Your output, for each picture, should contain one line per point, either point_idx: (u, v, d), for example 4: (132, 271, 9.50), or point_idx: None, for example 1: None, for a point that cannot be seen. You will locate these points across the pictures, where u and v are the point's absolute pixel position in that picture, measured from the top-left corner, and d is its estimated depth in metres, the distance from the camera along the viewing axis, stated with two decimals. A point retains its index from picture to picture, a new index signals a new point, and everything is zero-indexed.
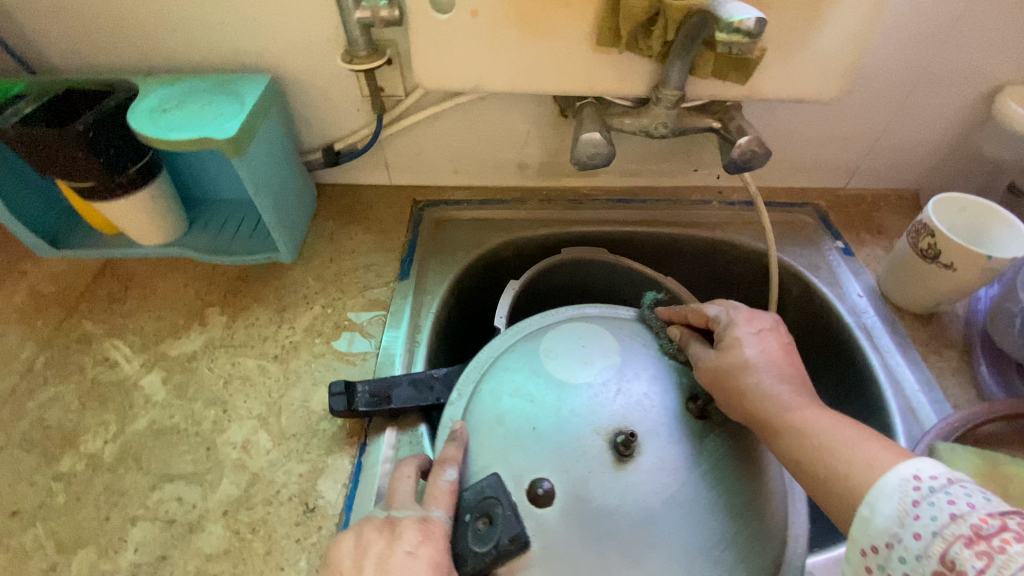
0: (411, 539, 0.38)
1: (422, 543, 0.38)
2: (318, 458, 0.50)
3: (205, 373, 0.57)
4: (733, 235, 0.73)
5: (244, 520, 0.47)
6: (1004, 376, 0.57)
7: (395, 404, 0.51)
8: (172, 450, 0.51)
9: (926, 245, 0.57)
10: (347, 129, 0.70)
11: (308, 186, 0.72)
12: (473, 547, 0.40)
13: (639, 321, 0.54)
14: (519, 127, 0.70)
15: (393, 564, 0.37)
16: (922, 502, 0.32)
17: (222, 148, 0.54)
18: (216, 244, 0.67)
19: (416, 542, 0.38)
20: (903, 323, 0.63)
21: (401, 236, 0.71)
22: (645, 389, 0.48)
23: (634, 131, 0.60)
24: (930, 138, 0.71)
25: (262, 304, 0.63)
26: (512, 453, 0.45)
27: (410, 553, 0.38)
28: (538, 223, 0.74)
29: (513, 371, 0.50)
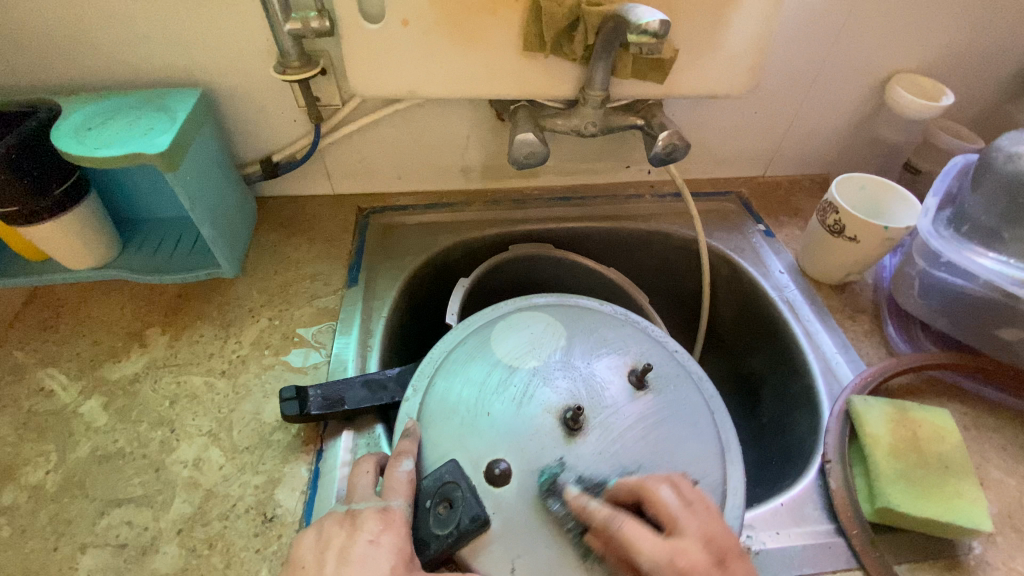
0: (372, 528, 0.40)
1: (385, 531, 0.40)
2: (274, 467, 0.50)
3: (148, 394, 0.55)
4: (667, 225, 0.77)
5: (200, 536, 0.46)
6: (910, 333, 0.63)
7: (349, 405, 0.52)
8: (119, 474, 0.50)
9: (832, 221, 0.63)
10: (286, 140, 0.70)
11: (249, 200, 0.72)
12: (434, 531, 0.41)
13: (582, 307, 0.59)
14: (458, 131, 0.72)
15: (354, 555, 0.39)
16: None
17: (155, 163, 0.53)
18: (153, 263, 0.66)
19: (379, 531, 0.40)
20: (821, 294, 0.69)
21: (347, 244, 0.72)
22: (591, 369, 0.52)
23: (565, 131, 0.63)
24: (833, 125, 0.78)
25: (206, 320, 0.62)
26: (469, 438, 0.47)
27: (371, 541, 0.39)
28: (483, 224, 0.76)
29: (465, 363, 0.53)
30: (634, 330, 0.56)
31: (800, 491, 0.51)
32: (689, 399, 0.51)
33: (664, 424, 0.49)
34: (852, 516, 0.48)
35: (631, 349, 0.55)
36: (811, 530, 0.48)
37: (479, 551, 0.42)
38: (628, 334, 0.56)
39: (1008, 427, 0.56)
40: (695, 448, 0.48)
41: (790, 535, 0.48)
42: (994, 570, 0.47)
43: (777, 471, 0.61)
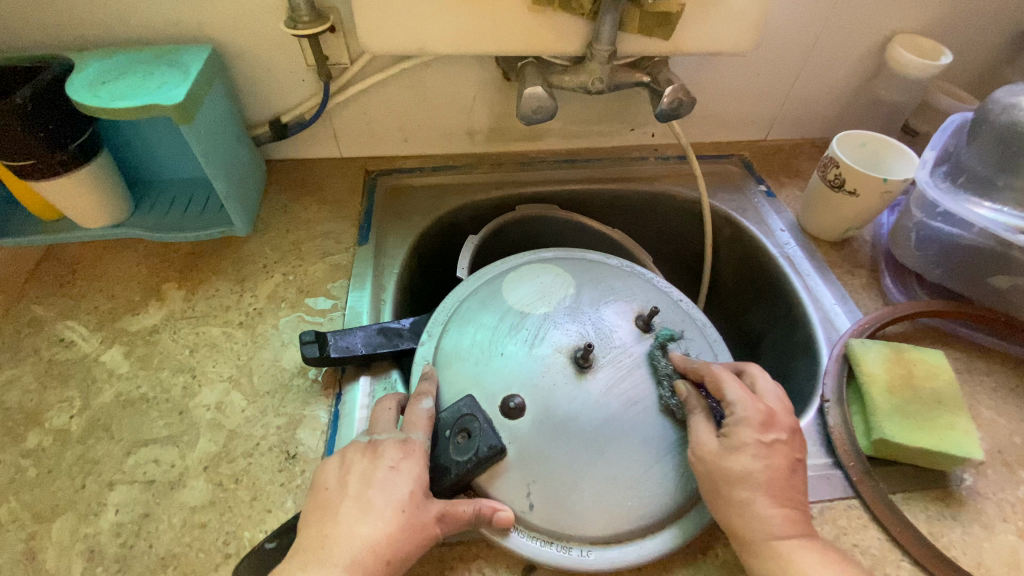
0: (392, 455, 0.41)
1: (404, 459, 0.41)
2: (295, 410, 0.52)
3: (168, 344, 0.57)
4: (671, 186, 0.79)
5: (226, 472, 0.48)
6: (905, 285, 0.66)
7: (363, 351, 0.53)
8: (144, 417, 0.51)
9: (833, 176, 0.65)
10: (294, 101, 0.70)
11: (259, 161, 0.72)
12: (454, 457, 0.43)
13: (589, 260, 0.61)
14: (465, 91, 0.73)
15: (377, 478, 0.40)
16: None
17: (170, 114, 0.54)
18: (167, 221, 0.67)
19: (399, 458, 0.41)
20: (821, 250, 0.70)
21: (356, 204, 0.73)
22: (599, 314, 0.54)
23: (573, 87, 0.63)
24: (834, 87, 0.79)
25: (221, 276, 0.63)
26: (484, 377, 0.50)
27: (392, 467, 0.41)
28: (490, 185, 0.77)
29: (477, 311, 0.55)
30: (639, 281, 0.59)
31: (800, 429, 0.53)
32: (692, 341, 0.54)
33: (670, 362, 0.51)
34: (848, 449, 0.51)
35: (636, 297, 0.57)
36: (811, 464, 0.51)
37: (496, 477, 0.44)
38: (635, 284, 0.58)
39: (999, 371, 0.59)
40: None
41: None
42: (983, 500, 0.50)
43: None
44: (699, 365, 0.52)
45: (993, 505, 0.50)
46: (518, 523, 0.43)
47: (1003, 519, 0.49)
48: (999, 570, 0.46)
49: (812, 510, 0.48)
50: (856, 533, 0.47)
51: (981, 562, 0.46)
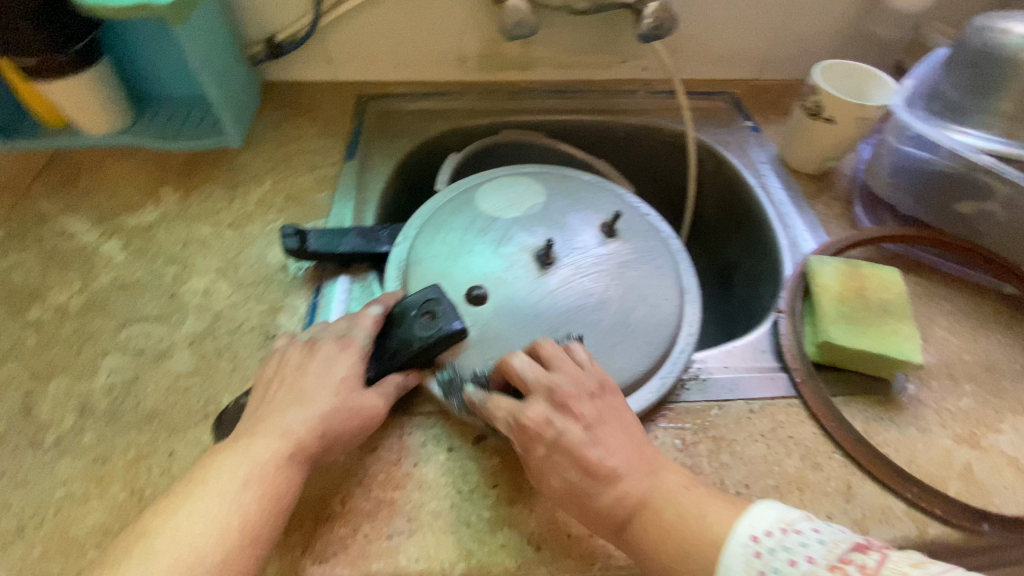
0: (331, 350, 0.45)
1: (341, 352, 0.45)
2: (276, 298, 0.56)
3: (162, 239, 0.61)
4: (657, 119, 0.80)
5: (210, 347, 0.52)
6: (876, 213, 0.67)
7: (344, 249, 0.57)
8: (137, 298, 0.55)
9: (812, 104, 0.65)
10: (289, 19, 0.72)
11: (254, 79, 0.75)
12: (418, 332, 0.47)
13: (562, 177, 0.65)
14: (455, 14, 0.74)
15: (316, 369, 0.44)
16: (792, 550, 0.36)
17: (164, 14, 0.56)
18: (165, 131, 0.70)
19: (335, 352, 0.45)
20: (798, 181, 0.71)
21: (346, 124, 0.75)
22: (567, 221, 0.59)
23: (557, 6, 0.65)
24: (828, 24, 0.78)
25: (214, 182, 0.67)
26: (453, 271, 0.54)
27: (330, 360, 0.44)
28: (478, 113, 0.79)
29: (450, 217, 0.59)
30: (607, 197, 0.63)
31: (753, 339, 0.56)
32: (653, 248, 0.59)
33: (628, 263, 0.56)
34: (797, 356, 0.53)
35: (603, 210, 0.61)
36: (759, 367, 0.53)
37: (458, 353, 0.48)
38: (602, 199, 0.63)
39: (958, 296, 0.60)
40: (656, 284, 0.56)
41: (737, 370, 0.53)
42: (923, 407, 0.52)
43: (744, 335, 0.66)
44: (658, 268, 0.57)
45: (932, 412, 0.52)
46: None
47: (940, 425, 0.51)
48: (928, 466, 0.48)
49: (754, 406, 0.51)
50: (793, 427, 0.50)
51: (911, 459, 0.49)
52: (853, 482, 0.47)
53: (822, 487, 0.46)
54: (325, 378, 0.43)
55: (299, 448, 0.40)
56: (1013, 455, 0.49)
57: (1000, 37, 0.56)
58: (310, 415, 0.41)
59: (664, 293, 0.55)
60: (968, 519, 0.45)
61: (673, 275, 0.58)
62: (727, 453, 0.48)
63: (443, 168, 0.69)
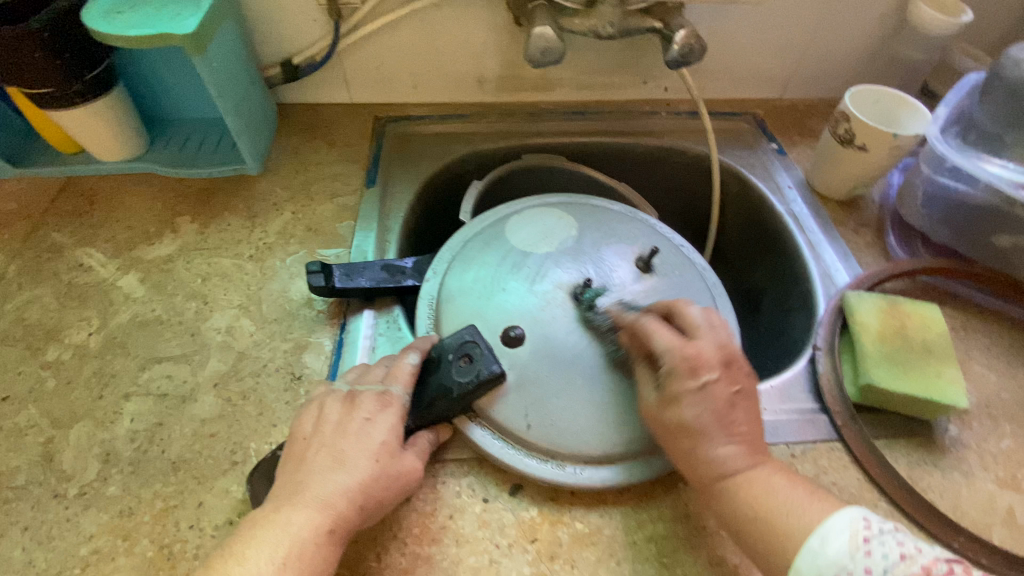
0: (369, 408, 0.43)
1: (381, 411, 0.43)
2: (302, 336, 0.54)
3: (182, 272, 0.59)
4: (680, 141, 0.78)
5: (235, 389, 0.50)
6: (909, 243, 0.66)
7: (366, 283, 0.55)
8: (158, 337, 0.54)
9: (843, 131, 0.64)
10: (306, 41, 0.71)
11: (270, 102, 0.73)
12: (456, 378, 0.46)
13: (592, 206, 0.63)
14: (476, 35, 0.72)
15: (352, 428, 0.42)
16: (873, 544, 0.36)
17: (183, 45, 0.55)
18: (181, 157, 0.68)
19: (375, 411, 0.43)
20: (827, 208, 0.70)
21: (365, 148, 0.74)
22: (601, 256, 0.59)
23: (583, 32, 0.62)
24: (854, 44, 0.77)
25: (233, 211, 0.65)
26: (488, 309, 0.53)
27: (367, 419, 0.43)
28: (498, 135, 0.78)
29: (482, 251, 0.58)
30: (638, 228, 0.62)
31: (790, 376, 0.55)
32: (689, 282, 0.58)
33: (664, 301, 0.56)
34: (837, 397, 0.52)
35: (635, 243, 0.61)
36: (797, 408, 0.52)
37: (496, 399, 0.48)
38: (634, 230, 0.62)
39: (995, 330, 0.59)
40: None
41: (776, 412, 0.52)
42: (966, 449, 0.51)
43: (775, 366, 0.64)
44: (694, 304, 0.56)
45: (975, 454, 0.51)
46: (517, 440, 0.47)
47: (984, 468, 0.50)
48: (973, 513, 0.47)
49: (794, 450, 0.50)
50: (835, 473, 0.49)
51: (957, 506, 0.47)
52: None
53: None
54: (365, 444, 0.41)
55: (339, 524, 0.38)
56: None
57: None
58: (351, 483, 0.39)
59: None
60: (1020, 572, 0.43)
61: (707, 306, 0.56)
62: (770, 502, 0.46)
63: (467, 197, 0.68)
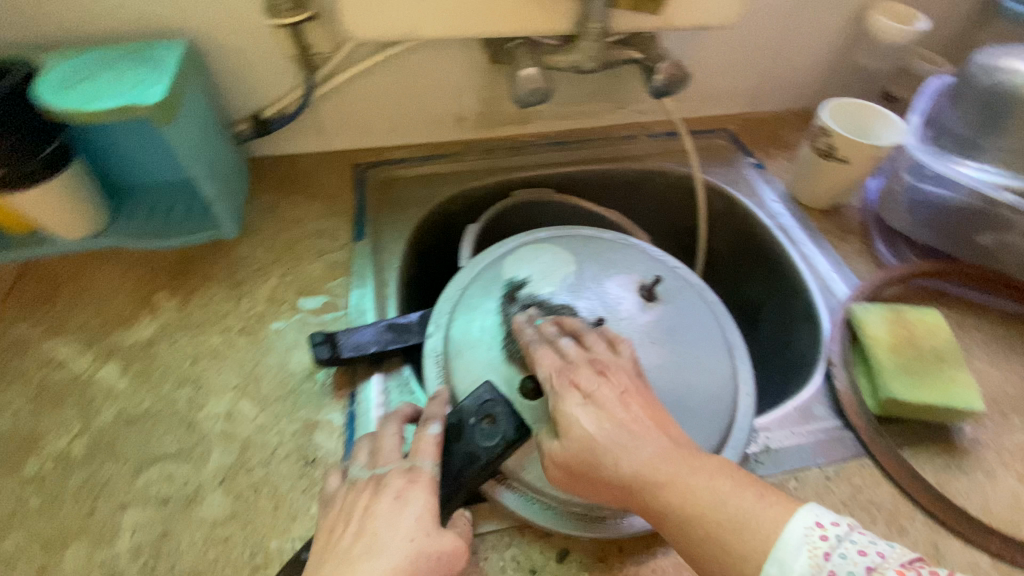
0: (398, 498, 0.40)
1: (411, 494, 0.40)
2: (309, 414, 0.51)
3: (167, 356, 0.55)
4: (663, 163, 0.78)
5: (245, 483, 0.47)
6: (896, 247, 0.68)
7: (373, 349, 0.52)
8: (151, 434, 0.50)
9: (823, 145, 0.65)
10: (275, 95, 0.68)
11: (241, 160, 0.69)
12: (482, 443, 0.43)
13: (586, 238, 0.62)
14: (452, 75, 0.71)
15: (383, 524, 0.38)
16: (833, 555, 0.33)
17: (151, 114, 0.51)
18: (150, 228, 0.63)
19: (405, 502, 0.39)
20: (814, 218, 0.71)
21: (347, 199, 0.70)
22: (604, 288, 0.57)
23: (565, 68, 0.63)
24: (818, 56, 0.79)
25: (214, 282, 0.61)
26: (500, 360, 0.51)
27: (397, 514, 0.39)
28: (483, 172, 0.76)
29: (482, 298, 0.56)
30: (637, 254, 0.61)
31: (809, 395, 0.55)
32: (695, 306, 0.57)
33: (674, 328, 0.54)
34: (859, 412, 0.52)
35: (636, 269, 0.59)
36: (822, 427, 0.52)
37: (524, 459, 0.46)
38: (632, 258, 0.60)
39: (989, 324, 0.61)
40: (707, 346, 0.54)
41: (803, 433, 0.52)
42: (985, 448, 0.52)
43: (785, 379, 0.65)
44: (705, 328, 0.55)
45: (994, 452, 0.52)
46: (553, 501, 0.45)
47: (1005, 466, 0.51)
48: (1005, 514, 0.48)
49: (828, 472, 0.50)
50: (871, 490, 0.49)
51: (988, 508, 0.48)
52: (941, 543, 0.46)
53: (913, 554, 0.45)
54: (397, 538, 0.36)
55: None
56: None
57: (1011, 77, 0.57)
58: None
59: (716, 354, 0.53)
60: None
61: (719, 330, 0.55)
62: None
63: (462, 241, 0.65)
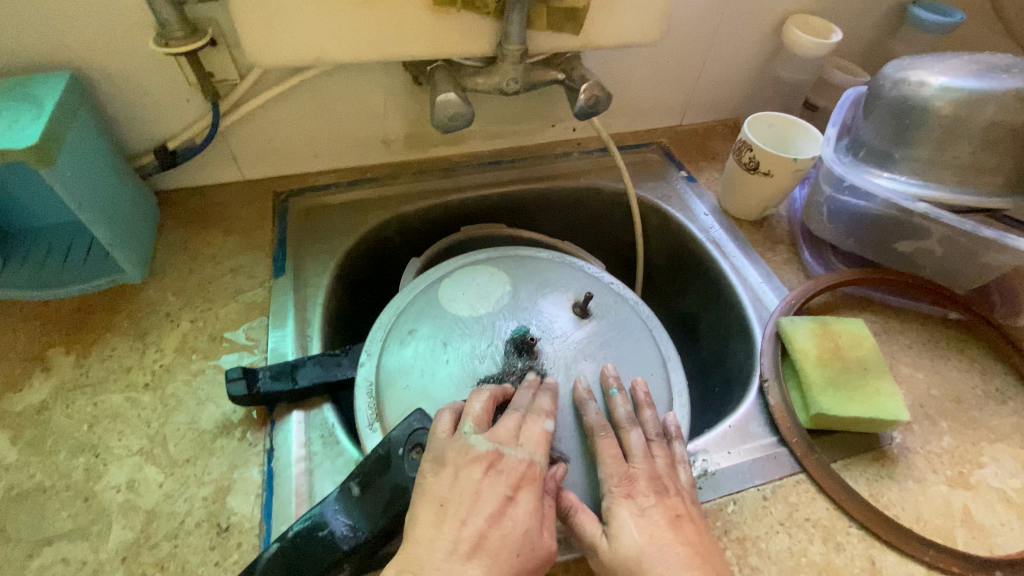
0: None
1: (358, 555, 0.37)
2: (223, 475, 0.47)
3: (62, 421, 0.50)
4: (597, 179, 0.78)
5: (149, 561, 0.43)
6: (822, 256, 0.69)
7: (301, 384, 0.49)
8: (41, 512, 0.45)
9: (748, 159, 0.66)
10: (180, 125, 0.63)
11: (146, 195, 0.64)
12: (412, 474, 0.43)
13: (521, 257, 0.61)
14: (374, 98, 0.68)
15: None
16: None
17: (24, 159, 0.46)
18: (42, 277, 0.58)
19: None
20: (744, 230, 0.72)
21: (267, 231, 0.66)
22: (538, 307, 0.56)
23: (487, 89, 0.61)
24: (741, 69, 0.80)
25: (117, 332, 0.56)
26: (432, 390, 0.49)
27: None
28: (413, 196, 0.73)
29: (417, 323, 0.54)
30: (572, 271, 0.60)
31: (745, 412, 0.55)
32: (630, 321, 0.56)
33: (609, 345, 0.54)
34: (791, 427, 0.52)
35: (571, 286, 0.58)
36: (758, 445, 0.52)
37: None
38: (568, 275, 0.60)
39: (910, 328, 0.63)
40: (640, 362, 0.53)
41: (739, 453, 0.52)
42: (913, 454, 0.53)
43: (724, 394, 0.65)
44: (639, 344, 0.54)
45: (922, 457, 0.53)
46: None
47: (932, 470, 0.52)
48: (933, 519, 0.49)
49: (765, 491, 0.49)
50: (807, 507, 0.49)
51: (918, 515, 0.49)
52: (875, 556, 0.46)
53: (849, 570, 0.45)
54: None
55: None
56: (999, 488, 0.52)
57: (918, 89, 0.59)
58: None
59: (648, 368, 0.53)
60: (985, 571, 0.45)
61: (653, 342, 0.55)
62: (755, 554, 0.45)
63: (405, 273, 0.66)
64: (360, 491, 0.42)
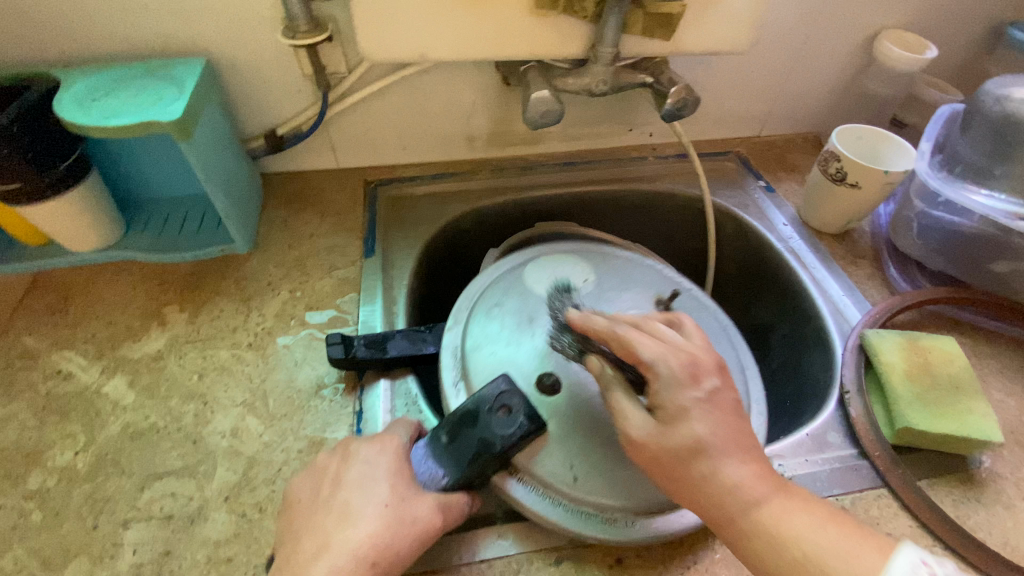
0: (392, 456, 0.43)
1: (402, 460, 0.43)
2: (316, 432, 0.50)
3: (175, 370, 0.55)
4: (672, 184, 0.79)
5: (249, 502, 0.46)
6: (909, 273, 0.67)
7: (391, 354, 0.52)
8: (155, 449, 0.49)
9: (835, 170, 0.65)
10: (290, 112, 0.68)
11: (254, 175, 0.70)
12: (499, 431, 0.44)
13: (604, 253, 0.63)
14: (465, 96, 0.72)
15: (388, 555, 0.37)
16: None
17: (168, 131, 0.52)
18: (162, 242, 0.64)
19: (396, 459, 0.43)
20: (824, 242, 0.71)
21: (359, 215, 0.71)
22: (622, 299, 0.58)
23: (576, 90, 0.63)
24: (827, 82, 0.80)
25: (224, 295, 0.61)
26: (517, 360, 0.51)
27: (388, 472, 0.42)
28: (493, 191, 0.76)
29: (503, 299, 0.56)
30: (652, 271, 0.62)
31: (824, 423, 0.54)
32: (710, 324, 0.57)
33: None
34: (874, 439, 0.51)
35: (652, 285, 0.60)
36: (837, 455, 0.51)
37: (537, 455, 0.46)
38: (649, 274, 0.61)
39: (1003, 353, 0.61)
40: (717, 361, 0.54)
41: (816, 462, 0.51)
42: (1003, 481, 0.51)
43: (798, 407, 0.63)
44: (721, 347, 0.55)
45: (1013, 484, 0.51)
46: (562, 496, 0.45)
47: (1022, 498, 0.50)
48: None
49: (844, 502, 0.48)
50: (888, 522, 0.47)
51: (1007, 542, 0.47)
52: None
53: None
54: None
55: None
56: None
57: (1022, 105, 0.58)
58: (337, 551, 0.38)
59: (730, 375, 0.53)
60: None
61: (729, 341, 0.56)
62: None
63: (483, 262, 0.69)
64: (448, 439, 0.44)
